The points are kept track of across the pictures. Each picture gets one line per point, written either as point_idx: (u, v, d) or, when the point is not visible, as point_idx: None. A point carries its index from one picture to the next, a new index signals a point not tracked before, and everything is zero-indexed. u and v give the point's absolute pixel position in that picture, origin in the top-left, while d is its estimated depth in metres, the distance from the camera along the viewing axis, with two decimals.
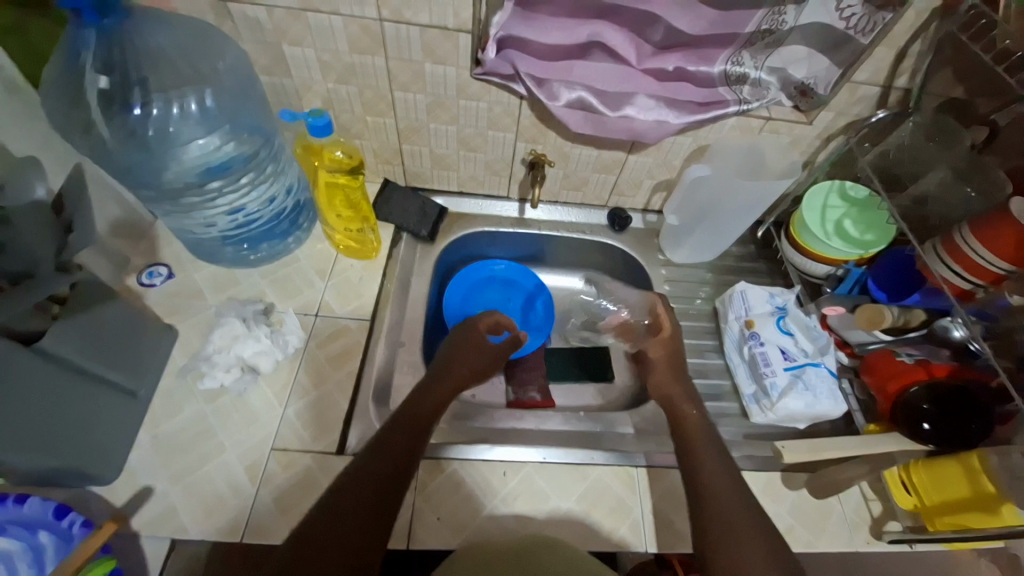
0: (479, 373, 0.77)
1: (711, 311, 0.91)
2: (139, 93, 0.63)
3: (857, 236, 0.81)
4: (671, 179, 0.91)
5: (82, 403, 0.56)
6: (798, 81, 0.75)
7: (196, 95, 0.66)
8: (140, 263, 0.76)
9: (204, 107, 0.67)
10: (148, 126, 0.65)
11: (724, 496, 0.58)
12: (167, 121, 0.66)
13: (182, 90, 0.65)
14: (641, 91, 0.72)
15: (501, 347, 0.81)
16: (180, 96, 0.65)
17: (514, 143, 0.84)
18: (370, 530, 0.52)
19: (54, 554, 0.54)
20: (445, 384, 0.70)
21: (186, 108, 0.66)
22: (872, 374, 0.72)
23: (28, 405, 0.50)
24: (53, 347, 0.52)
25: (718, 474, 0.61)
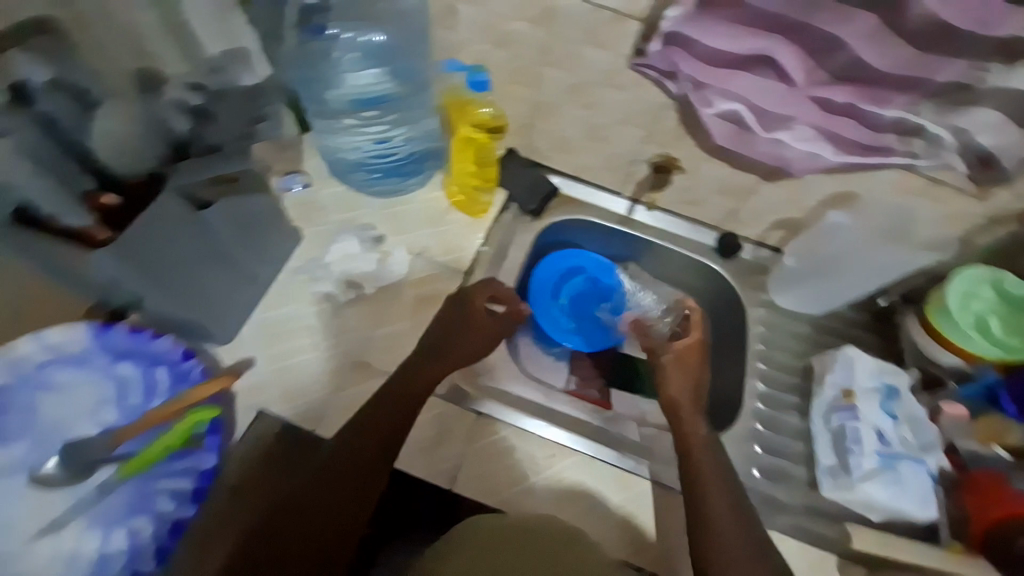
0: (473, 355, 0.72)
1: (802, 367, 0.84)
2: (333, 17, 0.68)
3: (1001, 338, 0.71)
4: (798, 220, 0.85)
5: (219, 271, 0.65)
6: (983, 149, 0.63)
7: (379, 31, 0.72)
8: (280, 169, 0.83)
9: (378, 41, 0.72)
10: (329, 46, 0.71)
11: (727, 535, 0.60)
12: (348, 47, 0.72)
13: (368, 24, 0.71)
14: (802, 118, 0.67)
15: (503, 324, 0.75)
16: (366, 29, 0.71)
17: (644, 145, 0.82)
18: (349, 489, 0.60)
19: (163, 389, 0.62)
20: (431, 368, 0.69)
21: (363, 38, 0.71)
22: (971, 493, 0.69)
23: (168, 264, 0.58)
24: (212, 216, 0.60)
25: (723, 508, 0.61)
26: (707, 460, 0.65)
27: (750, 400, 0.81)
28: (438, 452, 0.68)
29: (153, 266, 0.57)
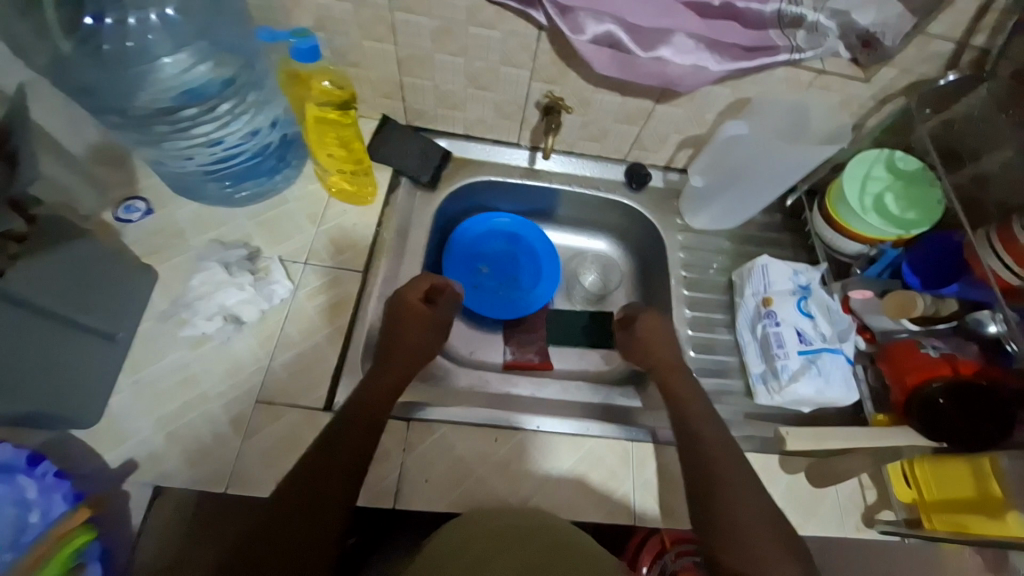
0: (420, 353, 0.71)
1: (726, 284, 0.85)
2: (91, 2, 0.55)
3: (898, 214, 0.72)
4: (701, 135, 0.82)
5: (67, 349, 0.58)
6: (861, 29, 0.65)
7: (155, 4, 0.58)
8: (118, 197, 0.72)
9: (167, 18, 0.59)
10: (103, 40, 0.57)
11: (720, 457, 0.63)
12: (126, 34, 0.57)
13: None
14: (681, 29, 0.64)
15: (440, 315, 0.75)
16: (136, 5, 0.57)
17: (529, 83, 0.75)
18: None
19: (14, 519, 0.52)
20: (413, 333, 0.71)
21: (145, 19, 0.58)
22: (888, 363, 0.69)
23: (14, 332, 0.52)
24: (16, 289, 0.51)
25: (718, 445, 0.64)
26: (737, 492, 0.60)
27: (681, 328, 0.81)
28: (377, 467, 0.64)
29: (27, 314, 0.53)
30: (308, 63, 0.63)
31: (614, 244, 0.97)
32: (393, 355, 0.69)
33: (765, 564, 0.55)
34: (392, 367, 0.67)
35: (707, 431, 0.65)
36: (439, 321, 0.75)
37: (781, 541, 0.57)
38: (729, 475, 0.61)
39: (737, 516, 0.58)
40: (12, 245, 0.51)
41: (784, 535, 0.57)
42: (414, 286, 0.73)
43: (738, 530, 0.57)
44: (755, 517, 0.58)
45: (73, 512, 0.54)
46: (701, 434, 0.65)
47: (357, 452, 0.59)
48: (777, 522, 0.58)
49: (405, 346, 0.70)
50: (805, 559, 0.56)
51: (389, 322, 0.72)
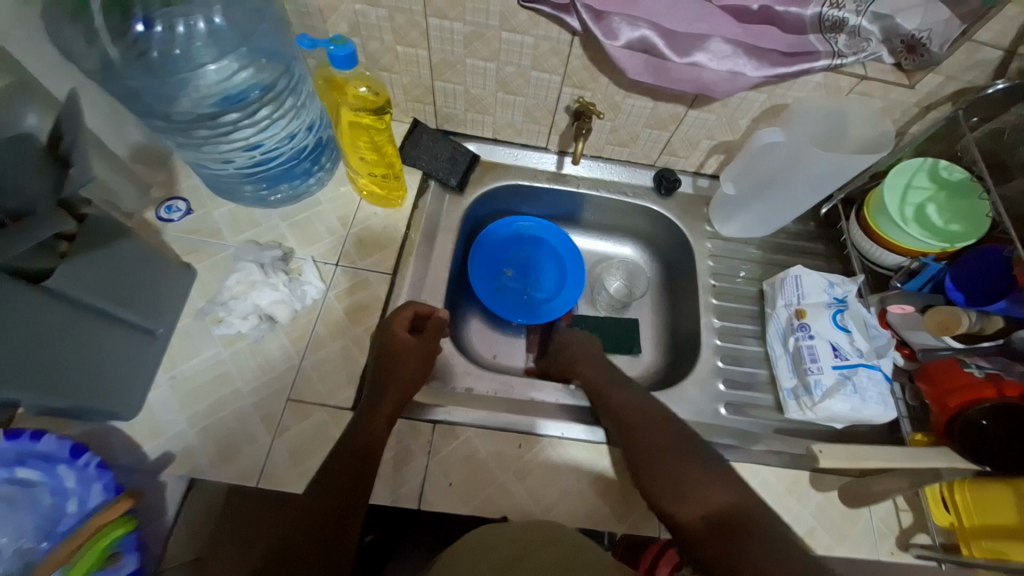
0: (417, 380, 0.67)
1: (756, 294, 0.83)
2: (141, 7, 0.57)
3: (940, 226, 0.70)
4: (733, 141, 0.80)
5: (111, 344, 0.60)
6: (906, 33, 0.63)
7: (203, 13, 0.60)
8: (158, 196, 0.75)
9: (213, 26, 0.61)
10: (152, 45, 0.59)
11: (650, 430, 0.64)
12: (173, 42, 0.60)
13: (200, 6, 0.59)
14: (717, 34, 0.63)
15: (428, 342, 0.70)
16: (185, 13, 0.59)
17: (559, 88, 0.75)
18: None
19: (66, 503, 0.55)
20: (404, 362, 0.67)
21: (192, 27, 0.60)
22: (929, 382, 0.66)
23: (65, 329, 0.54)
24: (62, 287, 0.52)
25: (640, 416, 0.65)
26: (644, 430, 0.64)
27: (709, 338, 0.80)
28: (405, 469, 0.65)
29: (76, 311, 0.55)
30: (345, 70, 0.63)
31: (641, 250, 0.96)
32: (385, 378, 0.65)
33: (685, 486, 0.57)
34: (389, 389, 0.65)
35: (629, 408, 0.67)
36: (432, 343, 0.70)
37: (688, 462, 0.59)
38: (634, 414, 0.66)
39: (653, 457, 0.61)
40: (64, 243, 0.54)
41: (693, 454, 0.60)
42: (399, 316, 0.69)
43: (660, 462, 0.60)
44: (661, 448, 0.61)
45: (112, 503, 0.56)
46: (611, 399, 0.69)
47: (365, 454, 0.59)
48: (686, 447, 0.61)
49: (395, 371, 0.66)
50: (721, 473, 0.58)
51: (377, 355, 0.68)
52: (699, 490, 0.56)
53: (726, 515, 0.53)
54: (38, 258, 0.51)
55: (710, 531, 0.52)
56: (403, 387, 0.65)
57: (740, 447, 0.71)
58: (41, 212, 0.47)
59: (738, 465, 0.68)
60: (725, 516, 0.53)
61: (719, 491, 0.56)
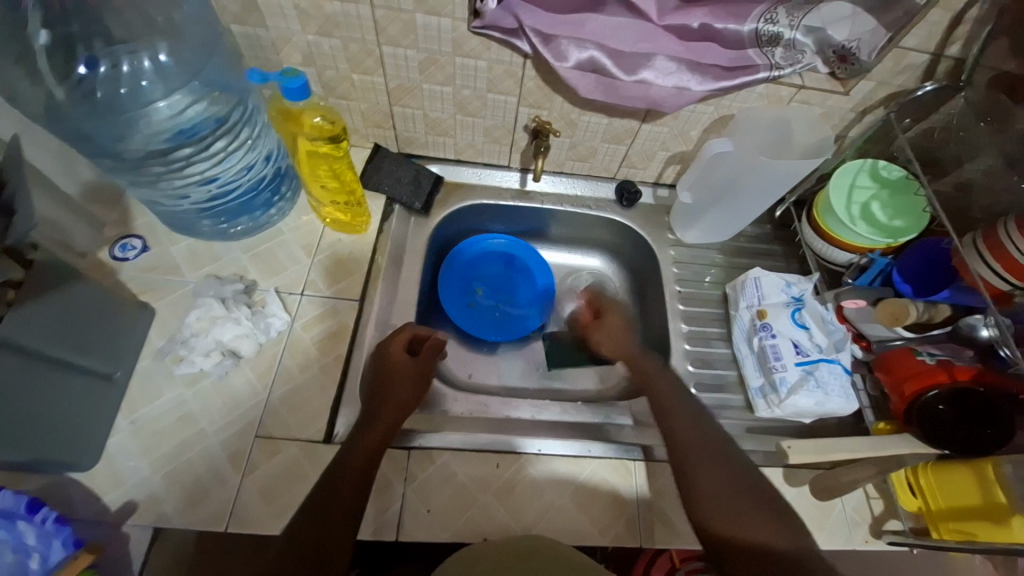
0: (409, 402, 0.67)
1: (720, 297, 0.86)
2: (83, 49, 0.57)
3: (885, 222, 0.74)
4: (688, 152, 0.83)
5: (66, 392, 0.58)
6: (837, 45, 0.66)
7: (149, 51, 0.59)
8: (111, 235, 0.73)
9: (159, 63, 0.60)
10: (97, 86, 0.58)
11: (701, 448, 0.62)
12: (119, 81, 0.59)
13: (145, 45, 0.59)
14: (661, 52, 0.66)
15: (424, 363, 0.72)
16: (130, 52, 0.59)
17: (516, 109, 0.77)
18: None
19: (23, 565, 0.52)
20: (399, 384, 0.68)
21: (138, 65, 0.59)
22: (885, 371, 0.69)
23: (13, 380, 0.52)
24: (11, 335, 0.51)
25: (696, 433, 0.63)
26: (702, 459, 0.61)
27: (679, 343, 0.82)
28: (382, 498, 0.63)
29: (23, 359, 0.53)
30: (298, 101, 0.63)
31: (609, 262, 0.98)
32: (381, 401, 0.66)
33: (745, 526, 0.56)
34: (382, 413, 0.64)
35: (682, 421, 0.65)
36: (429, 363, 0.72)
37: (751, 499, 0.58)
38: (692, 442, 0.63)
39: (711, 490, 0.59)
40: (9, 292, 0.51)
41: (752, 490, 0.59)
42: (395, 339, 0.72)
43: (719, 495, 0.58)
44: (722, 484, 0.59)
45: (73, 559, 0.55)
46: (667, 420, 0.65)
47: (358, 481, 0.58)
48: (746, 484, 0.59)
49: (392, 396, 0.66)
50: (778, 510, 0.58)
51: (374, 376, 0.69)
52: (760, 529, 0.55)
53: (786, 559, 0.53)
54: None
55: (769, 575, 0.52)
56: (397, 408, 0.65)
57: None
58: None
59: None
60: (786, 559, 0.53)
61: (778, 532, 0.55)
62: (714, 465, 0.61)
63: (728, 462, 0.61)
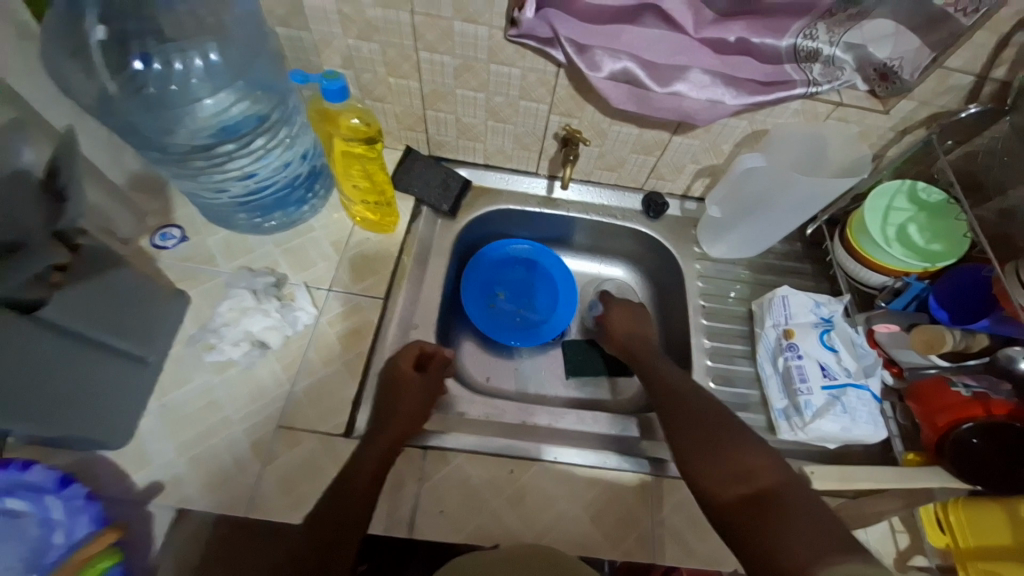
0: (417, 416, 0.67)
1: (745, 314, 0.84)
2: (138, 46, 0.59)
3: (922, 245, 0.72)
4: (718, 166, 0.82)
5: (104, 372, 0.60)
6: (879, 62, 0.65)
7: (199, 51, 0.62)
8: (153, 224, 0.76)
9: (209, 62, 0.63)
10: (149, 82, 0.61)
11: (688, 402, 0.63)
12: (169, 78, 0.61)
13: (196, 44, 0.62)
14: (696, 65, 0.65)
15: (433, 377, 0.71)
16: (182, 51, 0.61)
17: (547, 117, 0.77)
18: None
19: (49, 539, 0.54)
20: (406, 397, 0.68)
21: (189, 64, 0.62)
22: (917, 400, 0.66)
23: (56, 358, 0.54)
24: (54, 316, 0.52)
25: (685, 393, 0.65)
26: (684, 410, 0.63)
27: (700, 358, 0.81)
28: (394, 495, 0.64)
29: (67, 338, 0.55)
30: (336, 102, 0.65)
31: (634, 273, 0.97)
32: (388, 415, 0.66)
33: (728, 457, 0.56)
34: (389, 426, 0.64)
35: (672, 385, 0.67)
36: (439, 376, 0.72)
37: (735, 441, 0.57)
38: (681, 395, 0.65)
39: (694, 433, 0.59)
40: (55, 274, 0.53)
41: (743, 433, 0.58)
42: (405, 354, 0.72)
43: (703, 435, 0.59)
44: (707, 428, 0.59)
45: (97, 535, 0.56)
46: (666, 379, 0.69)
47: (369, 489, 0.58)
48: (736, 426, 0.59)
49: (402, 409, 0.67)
50: (770, 450, 0.56)
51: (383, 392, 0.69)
52: (747, 466, 0.54)
53: (774, 488, 0.52)
54: (27, 289, 0.50)
55: (750, 505, 0.51)
56: (405, 419, 0.66)
57: None
58: (34, 245, 0.49)
59: None
60: (772, 493, 0.51)
61: (764, 464, 0.54)
62: (700, 416, 0.61)
63: (716, 413, 0.61)
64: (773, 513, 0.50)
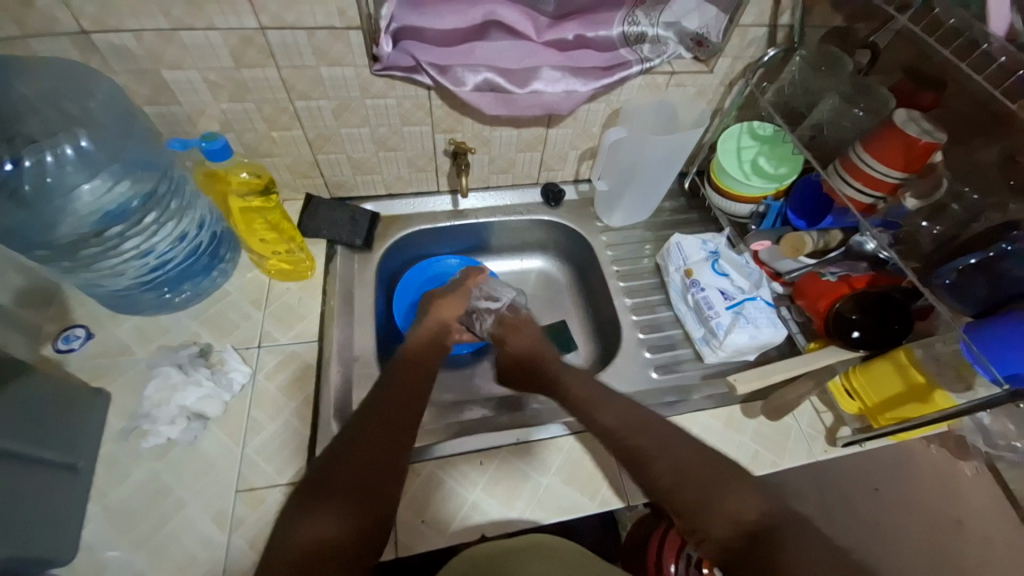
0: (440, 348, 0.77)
1: (654, 267, 0.94)
2: (5, 147, 0.58)
3: (773, 171, 0.84)
4: (595, 147, 0.92)
5: (30, 489, 0.56)
6: (693, 32, 0.77)
7: (70, 139, 0.61)
8: (53, 330, 0.73)
9: (81, 149, 0.62)
10: (22, 180, 0.59)
11: (626, 421, 0.64)
12: (42, 172, 0.60)
13: (62, 134, 0.61)
14: (545, 64, 0.74)
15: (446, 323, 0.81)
16: (52, 143, 0.60)
17: (432, 136, 0.83)
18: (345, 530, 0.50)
19: None
20: (392, 398, 0.64)
21: (61, 153, 0.61)
22: (803, 298, 0.77)
23: None
24: None
25: (611, 406, 0.66)
26: (660, 444, 0.60)
27: (626, 316, 0.88)
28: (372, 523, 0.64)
29: None
30: (222, 161, 0.67)
31: (553, 261, 1.04)
32: (370, 416, 0.61)
33: (715, 502, 0.53)
34: (375, 435, 0.58)
35: (588, 392, 0.69)
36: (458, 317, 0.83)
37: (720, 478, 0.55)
38: (655, 434, 0.61)
39: (680, 464, 0.57)
40: None
41: (716, 460, 0.57)
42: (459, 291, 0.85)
43: (672, 466, 0.57)
44: (694, 466, 0.56)
45: None
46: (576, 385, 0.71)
47: (382, 465, 0.56)
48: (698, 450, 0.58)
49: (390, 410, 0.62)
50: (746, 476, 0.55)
51: (394, 363, 0.70)
52: (735, 503, 0.52)
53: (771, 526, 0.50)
54: None
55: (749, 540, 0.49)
56: (387, 422, 0.60)
57: (678, 401, 0.78)
58: None
59: (681, 417, 0.76)
60: (768, 532, 0.49)
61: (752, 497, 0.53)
62: (671, 454, 0.58)
63: (678, 442, 0.60)
64: (774, 553, 0.47)
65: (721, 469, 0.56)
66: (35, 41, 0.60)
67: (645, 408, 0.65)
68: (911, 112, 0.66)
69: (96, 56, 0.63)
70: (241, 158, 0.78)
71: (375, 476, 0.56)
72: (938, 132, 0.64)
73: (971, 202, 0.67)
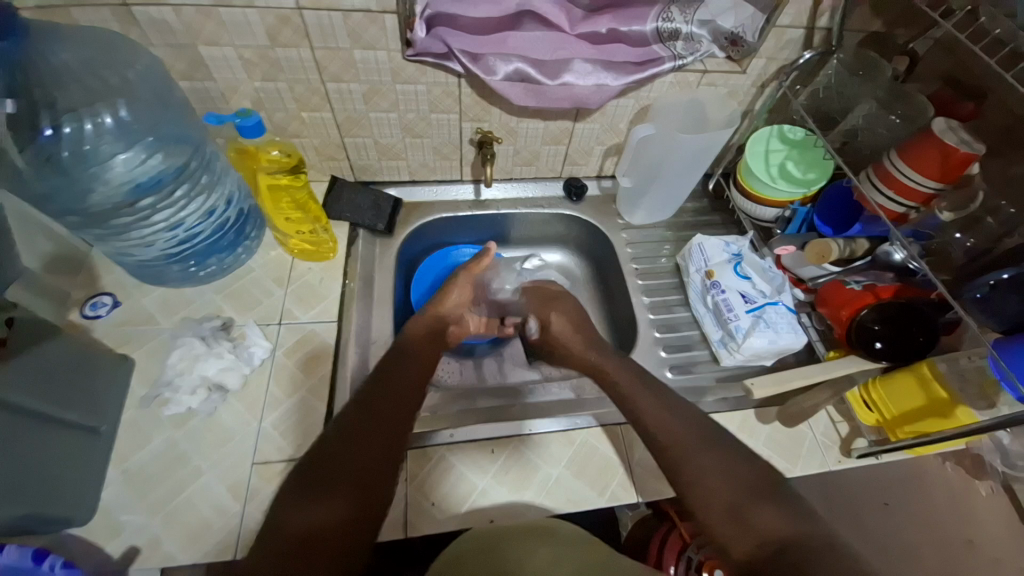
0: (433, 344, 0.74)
1: (674, 267, 0.93)
2: (47, 114, 0.58)
3: (801, 176, 0.82)
4: (620, 143, 0.92)
5: (54, 448, 0.57)
6: (727, 31, 0.76)
7: (109, 109, 0.62)
8: (81, 296, 0.74)
9: (120, 119, 0.63)
10: (62, 147, 0.60)
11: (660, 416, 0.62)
12: (80, 140, 0.61)
13: (102, 104, 0.61)
14: (578, 56, 0.74)
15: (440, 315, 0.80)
16: (91, 112, 0.61)
17: (459, 124, 0.84)
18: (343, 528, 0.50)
19: None
20: (397, 398, 0.63)
21: (100, 122, 0.62)
22: (825, 305, 0.76)
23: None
24: None
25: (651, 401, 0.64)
26: (689, 443, 0.58)
27: (643, 314, 0.88)
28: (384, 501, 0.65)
29: (9, 416, 0.53)
30: (256, 138, 0.68)
31: (572, 256, 1.04)
32: (372, 413, 0.60)
33: (742, 514, 0.51)
34: (374, 436, 0.58)
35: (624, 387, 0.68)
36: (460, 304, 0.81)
37: (750, 492, 0.53)
38: (682, 443, 0.58)
39: (713, 464, 0.55)
40: None
41: (743, 469, 0.55)
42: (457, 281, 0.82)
43: (703, 465, 0.56)
44: (725, 474, 0.55)
45: None
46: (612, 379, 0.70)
47: (378, 462, 0.56)
48: (730, 453, 0.57)
49: (402, 407, 0.61)
50: (771, 488, 0.54)
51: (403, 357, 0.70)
52: (767, 515, 0.51)
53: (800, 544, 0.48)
54: None
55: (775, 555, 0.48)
56: (385, 422, 0.60)
57: (691, 402, 0.78)
58: None
59: None
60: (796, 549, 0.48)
61: (783, 513, 0.51)
62: (707, 455, 0.57)
63: (712, 442, 0.58)
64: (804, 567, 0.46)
65: (748, 478, 0.54)
66: (76, 8, 0.61)
67: (680, 404, 0.64)
68: (949, 121, 0.64)
69: (137, 29, 0.64)
70: (272, 137, 0.79)
71: (375, 474, 0.55)
72: (976, 143, 0.62)
73: (1005, 216, 0.66)
